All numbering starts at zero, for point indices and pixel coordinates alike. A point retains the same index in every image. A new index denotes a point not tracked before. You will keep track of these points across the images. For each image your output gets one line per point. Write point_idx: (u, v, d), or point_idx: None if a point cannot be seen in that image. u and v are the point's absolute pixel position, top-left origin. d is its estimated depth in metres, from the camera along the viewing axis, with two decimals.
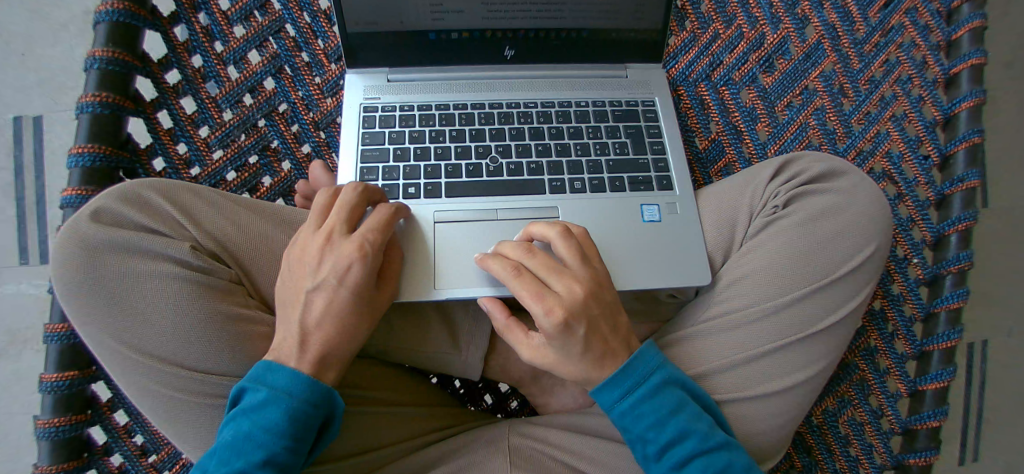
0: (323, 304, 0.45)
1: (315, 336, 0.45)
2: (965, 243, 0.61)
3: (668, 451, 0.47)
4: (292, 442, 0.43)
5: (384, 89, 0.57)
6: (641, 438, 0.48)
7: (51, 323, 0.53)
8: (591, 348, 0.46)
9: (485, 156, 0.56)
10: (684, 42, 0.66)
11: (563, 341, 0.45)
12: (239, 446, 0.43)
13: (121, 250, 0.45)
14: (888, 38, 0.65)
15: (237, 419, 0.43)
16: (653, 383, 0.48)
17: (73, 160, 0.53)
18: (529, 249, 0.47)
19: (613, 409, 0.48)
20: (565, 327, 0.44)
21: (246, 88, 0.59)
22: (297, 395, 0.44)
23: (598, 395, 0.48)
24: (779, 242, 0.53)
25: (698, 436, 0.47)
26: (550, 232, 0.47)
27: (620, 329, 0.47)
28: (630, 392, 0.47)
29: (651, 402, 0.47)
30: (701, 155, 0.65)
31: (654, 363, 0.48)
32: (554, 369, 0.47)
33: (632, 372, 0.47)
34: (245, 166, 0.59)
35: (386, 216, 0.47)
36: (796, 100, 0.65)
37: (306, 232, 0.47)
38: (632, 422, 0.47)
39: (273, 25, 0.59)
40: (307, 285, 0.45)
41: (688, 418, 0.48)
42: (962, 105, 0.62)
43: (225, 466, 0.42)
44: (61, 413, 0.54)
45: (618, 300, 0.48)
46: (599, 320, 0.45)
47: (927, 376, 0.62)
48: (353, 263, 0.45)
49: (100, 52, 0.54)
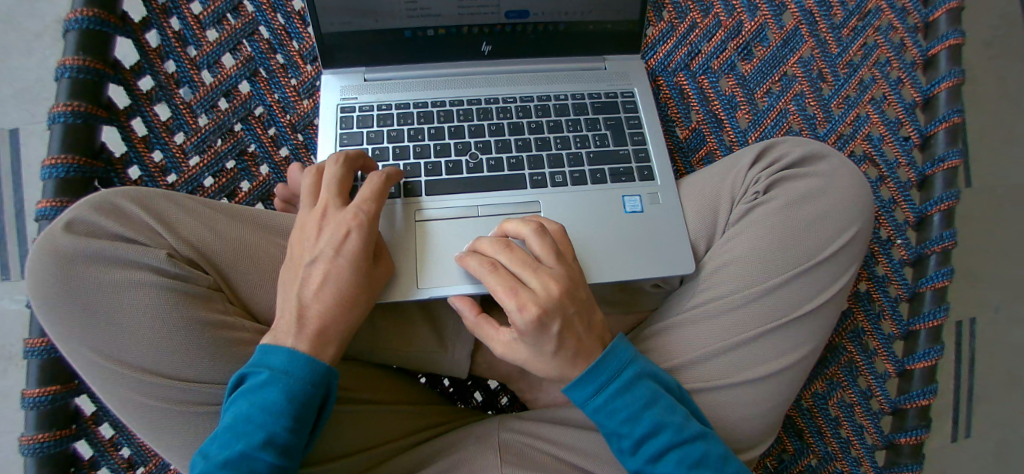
0: (322, 276, 0.45)
1: (312, 310, 0.45)
2: (948, 223, 0.62)
3: (643, 446, 0.47)
4: (293, 423, 0.43)
5: (361, 89, 0.57)
6: (615, 432, 0.47)
7: (31, 337, 0.52)
8: (566, 346, 0.45)
9: (465, 153, 0.55)
10: (662, 32, 0.65)
11: (537, 339, 0.45)
12: (239, 428, 0.42)
13: (97, 260, 0.45)
14: (865, 22, 0.65)
15: (236, 401, 0.43)
16: (625, 378, 0.47)
17: (46, 171, 0.52)
18: (507, 245, 0.46)
19: (587, 405, 0.47)
20: (539, 323, 0.44)
21: (221, 92, 0.58)
22: (295, 374, 0.43)
23: (571, 392, 0.47)
24: (761, 228, 0.53)
25: (672, 429, 0.47)
26: (524, 229, 0.47)
27: (597, 330, 0.48)
28: (602, 388, 0.47)
29: (624, 397, 0.47)
30: (682, 145, 0.65)
31: (626, 357, 0.48)
32: (530, 367, 0.47)
33: (604, 367, 0.47)
34: (222, 171, 0.59)
35: (378, 184, 0.47)
36: (775, 87, 0.65)
37: (302, 212, 0.48)
38: (605, 417, 0.47)
39: (246, 28, 0.59)
40: (306, 259, 0.46)
41: (663, 410, 0.47)
42: (941, 85, 0.63)
43: (225, 450, 0.41)
44: (45, 429, 0.53)
45: (594, 302, 0.48)
46: (575, 318, 0.45)
47: (915, 355, 0.62)
48: (350, 231, 0.45)
49: (70, 61, 0.53)
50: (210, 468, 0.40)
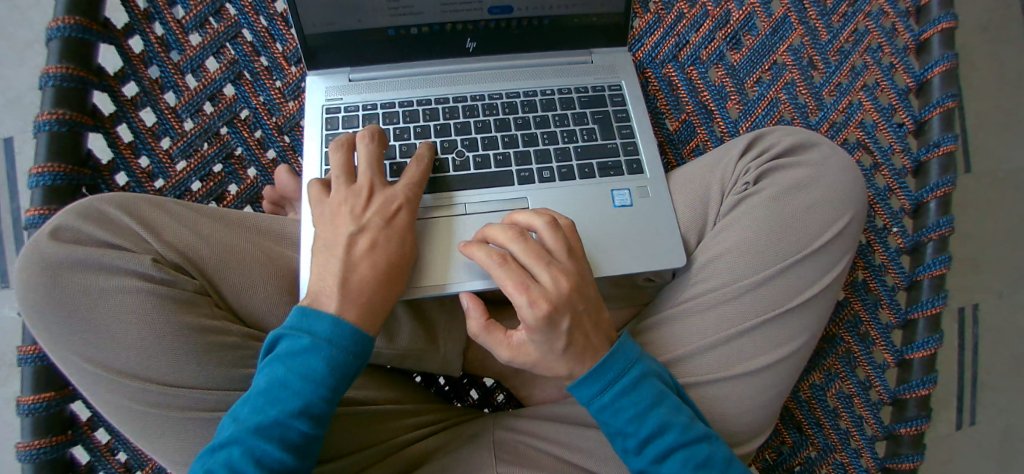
0: (367, 244, 0.46)
1: (359, 275, 0.45)
2: (944, 209, 0.61)
3: (648, 445, 0.47)
4: (329, 394, 0.42)
5: (346, 89, 0.56)
6: (620, 431, 0.47)
7: (23, 345, 0.53)
8: (574, 344, 0.45)
9: (451, 151, 0.55)
10: (649, 24, 0.65)
11: (546, 337, 0.44)
12: (275, 394, 0.42)
13: (82, 267, 0.45)
14: (856, 7, 0.64)
15: (274, 365, 0.42)
16: (632, 377, 0.46)
17: (33, 180, 0.52)
18: (522, 236, 0.45)
19: (592, 404, 0.47)
20: (549, 321, 0.43)
21: (206, 96, 0.58)
22: (337, 343, 0.43)
23: (577, 390, 0.47)
24: (752, 218, 0.52)
25: (678, 429, 0.46)
26: (536, 221, 0.46)
27: (603, 329, 0.47)
28: (609, 387, 0.46)
29: (630, 396, 0.46)
30: (672, 137, 0.64)
31: (633, 356, 0.47)
32: (538, 367, 0.46)
33: (611, 366, 0.46)
34: (209, 175, 0.59)
35: (420, 171, 0.50)
36: (765, 76, 0.64)
37: (339, 182, 0.48)
38: (610, 416, 0.47)
39: (229, 31, 0.59)
40: (351, 228, 0.46)
41: (668, 410, 0.47)
42: (934, 70, 0.62)
43: (259, 414, 0.41)
44: (42, 434, 0.53)
45: (599, 300, 0.48)
46: (582, 315, 0.45)
47: (914, 344, 0.61)
48: (401, 208, 0.48)
49: (53, 69, 0.53)
50: (242, 432, 0.41)
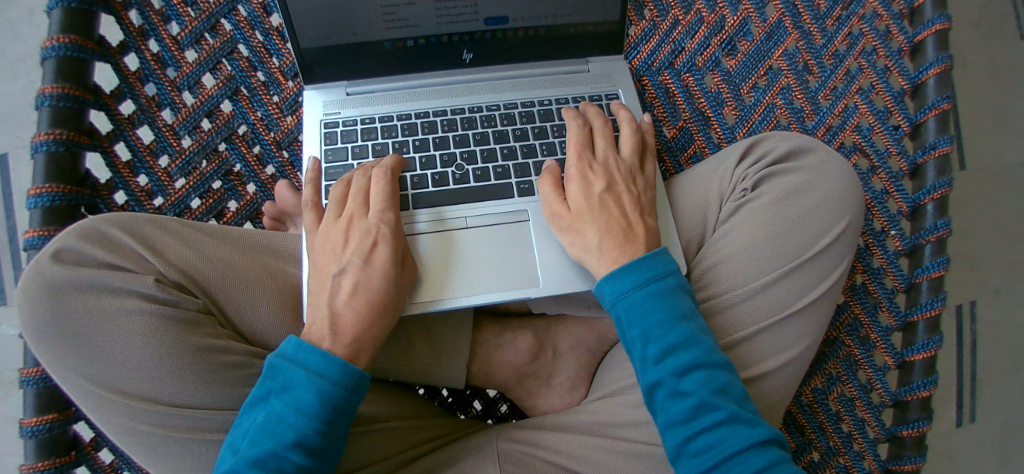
0: (350, 284, 0.47)
1: (346, 316, 0.46)
2: (942, 211, 0.61)
3: (669, 357, 0.44)
4: (323, 426, 0.43)
5: (344, 103, 0.56)
6: (645, 335, 0.45)
7: (25, 367, 0.52)
8: (606, 207, 0.50)
9: (450, 165, 0.54)
10: (644, 31, 0.65)
11: (581, 193, 0.50)
12: (271, 427, 0.43)
13: (85, 290, 0.45)
14: (850, 11, 0.65)
15: (270, 398, 0.44)
16: (667, 285, 0.46)
17: (32, 201, 0.52)
18: (607, 124, 0.56)
19: (619, 302, 0.46)
20: (587, 178, 0.51)
21: (203, 112, 0.58)
22: (329, 377, 0.44)
23: (609, 284, 0.46)
24: (752, 225, 0.52)
25: (702, 348, 0.45)
26: (624, 124, 0.56)
27: (645, 226, 0.50)
28: (641, 287, 0.45)
29: (663, 301, 0.45)
30: (670, 144, 0.65)
31: (669, 266, 0.47)
32: (571, 229, 0.49)
33: (647, 267, 0.46)
34: (209, 192, 0.59)
35: (386, 187, 0.50)
36: (761, 82, 0.65)
37: (327, 221, 0.50)
38: (637, 316, 0.45)
39: (224, 47, 0.59)
40: (334, 270, 0.48)
41: (697, 326, 0.45)
42: (928, 72, 0.62)
43: (256, 446, 0.43)
44: (45, 457, 0.53)
45: (650, 209, 0.52)
46: (621, 192, 0.51)
47: (914, 346, 0.62)
48: (377, 242, 0.48)
49: (49, 89, 0.53)
50: (240, 465, 0.42)
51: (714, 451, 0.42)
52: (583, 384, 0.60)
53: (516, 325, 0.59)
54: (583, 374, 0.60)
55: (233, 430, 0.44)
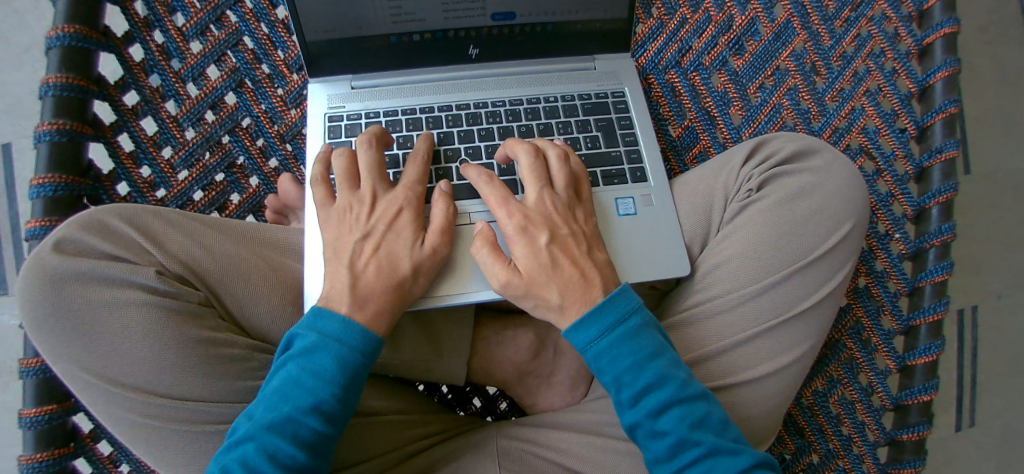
0: (373, 252, 0.47)
1: (367, 286, 0.46)
2: (947, 215, 0.61)
3: (644, 399, 0.44)
4: (341, 392, 0.43)
5: (348, 97, 0.56)
6: (616, 381, 0.44)
7: (25, 358, 0.52)
8: (557, 263, 0.46)
9: (454, 160, 0.54)
10: (651, 29, 0.65)
11: (527, 253, 0.47)
12: (289, 391, 0.43)
13: (86, 280, 0.44)
14: (858, 12, 0.64)
15: (288, 364, 0.43)
16: (633, 326, 0.45)
17: (34, 191, 0.52)
18: (534, 153, 0.51)
19: (588, 350, 0.45)
20: (525, 232, 0.47)
21: (207, 104, 0.58)
22: (347, 342, 0.44)
23: (574, 333, 0.45)
24: (755, 226, 0.52)
25: (675, 384, 0.44)
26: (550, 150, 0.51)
27: (596, 265, 0.48)
28: (608, 333, 0.44)
29: (630, 344, 0.44)
30: (675, 143, 0.64)
31: (633, 304, 0.45)
32: (529, 294, 0.46)
33: (610, 312, 0.45)
34: (211, 184, 0.59)
35: (420, 167, 0.51)
36: (768, 82, 0.64)
37: (342, 194, 0.50)
38: (607, 363, 0.44)
39: (229, 38, 0.58)
40: (358, 235, 0.48)
41: (667, 363, 0.45)
42: (937, 75, 0.62)
43: (273, 411, 0.42)
44: (44, 448, 0.53)
45: (597, 239, 0.50)
46: (566, 238, 0.48)
47: (916, 351, 0.61)
48: (403, 208, 0.49)
49: (53, 78, 0.53)
50: (255, 430, 0.42)
51: None
52: (583, 383, 0.60)
53: (518, 323, 0.59)
54: (583, 373, 0.60)
55: (248, 401, 0.44)
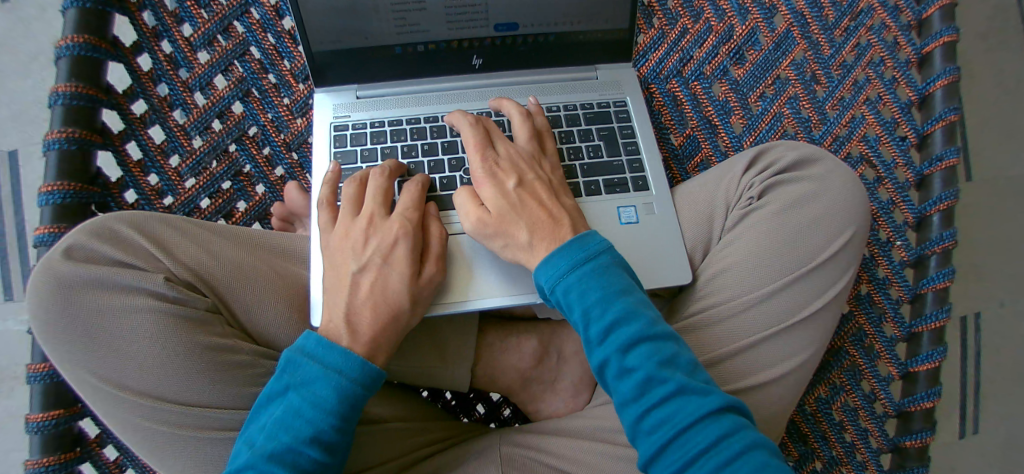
0: (368, 284, 0.48)
1: (361, 317, 0.47)
2: (948, 222, 0.61)
3: (612, 335, 0.41)
4: (339, 423, 0.44)
5: (354, 106, 0.57)
6: (584, 316, 0.42)
7: (33, 363, 0.53)
8: (524, 203, 0.47)
9: (458, 169, 0.55)
10: (653, 39, 0.65)
11: (495, 194, 0.48)
12: (287, 421, 0.43)
13: (97, 286, 0.45)
14: (858, 22, 0.65)
15: (287, 394, 0.44)
16: (602, 263, 0.43)
17: (44, 198, 0.53)
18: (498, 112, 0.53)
19: (557, 286, 0.43)
20: (495, 177, 0.49)
21: (214, 113, 0.59)
22: (346, 374, 0.44)
23: (543, 269, 0.44)
24: (756, 233, 0.53)
25: (644, 321, 0.41)
26: (513, 110, 0.54)
27: (564, 209, 0.48)
28: (576, 267, 0.43)
29: (599, 280, 0.42)
30: (677, 152, 0.65)
31: (602, 244, 0.44)
32: (499, 234, 0.47)
33: (578, 248, 0.44)
34: (218, 192, 0.60)
35: (415, 191, 0.51)
36: (768, 91, 0.65)
37: (344, 219, 0.50)
38: (575, 298, 0.42)
39: (237, 48, 0.59)
40: (353, 267, 0.48)
41: (636, 300, 0.42)
42: (936, 83, 0.62)
43: (273, 440, 0.43)
44: (50, 453, 0.53)
45: (564, 189, 0.51)
46: (534, 182, 0.49)
47: (918, 357, 0.62)
48: (398, 239, 0.48)
49: (63, 88, 0.54)
50: (256, 458, 0.42)
51: (667, 427, 0.40)
52: (586, 389, 0.60)
53: (521, 330, 0.60)
54: (586, 379, 0.60)
55: (248, 427, 0.44)
